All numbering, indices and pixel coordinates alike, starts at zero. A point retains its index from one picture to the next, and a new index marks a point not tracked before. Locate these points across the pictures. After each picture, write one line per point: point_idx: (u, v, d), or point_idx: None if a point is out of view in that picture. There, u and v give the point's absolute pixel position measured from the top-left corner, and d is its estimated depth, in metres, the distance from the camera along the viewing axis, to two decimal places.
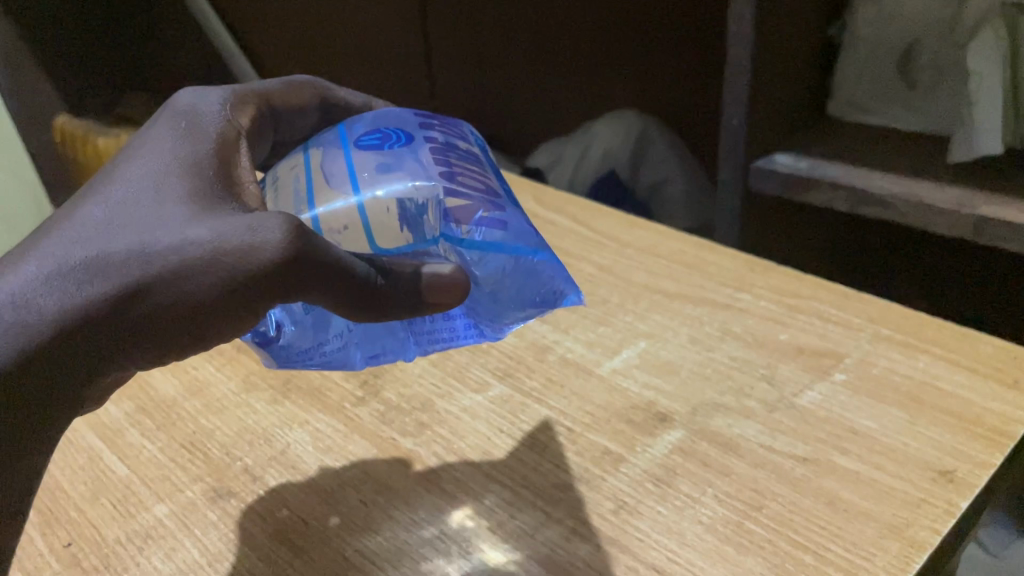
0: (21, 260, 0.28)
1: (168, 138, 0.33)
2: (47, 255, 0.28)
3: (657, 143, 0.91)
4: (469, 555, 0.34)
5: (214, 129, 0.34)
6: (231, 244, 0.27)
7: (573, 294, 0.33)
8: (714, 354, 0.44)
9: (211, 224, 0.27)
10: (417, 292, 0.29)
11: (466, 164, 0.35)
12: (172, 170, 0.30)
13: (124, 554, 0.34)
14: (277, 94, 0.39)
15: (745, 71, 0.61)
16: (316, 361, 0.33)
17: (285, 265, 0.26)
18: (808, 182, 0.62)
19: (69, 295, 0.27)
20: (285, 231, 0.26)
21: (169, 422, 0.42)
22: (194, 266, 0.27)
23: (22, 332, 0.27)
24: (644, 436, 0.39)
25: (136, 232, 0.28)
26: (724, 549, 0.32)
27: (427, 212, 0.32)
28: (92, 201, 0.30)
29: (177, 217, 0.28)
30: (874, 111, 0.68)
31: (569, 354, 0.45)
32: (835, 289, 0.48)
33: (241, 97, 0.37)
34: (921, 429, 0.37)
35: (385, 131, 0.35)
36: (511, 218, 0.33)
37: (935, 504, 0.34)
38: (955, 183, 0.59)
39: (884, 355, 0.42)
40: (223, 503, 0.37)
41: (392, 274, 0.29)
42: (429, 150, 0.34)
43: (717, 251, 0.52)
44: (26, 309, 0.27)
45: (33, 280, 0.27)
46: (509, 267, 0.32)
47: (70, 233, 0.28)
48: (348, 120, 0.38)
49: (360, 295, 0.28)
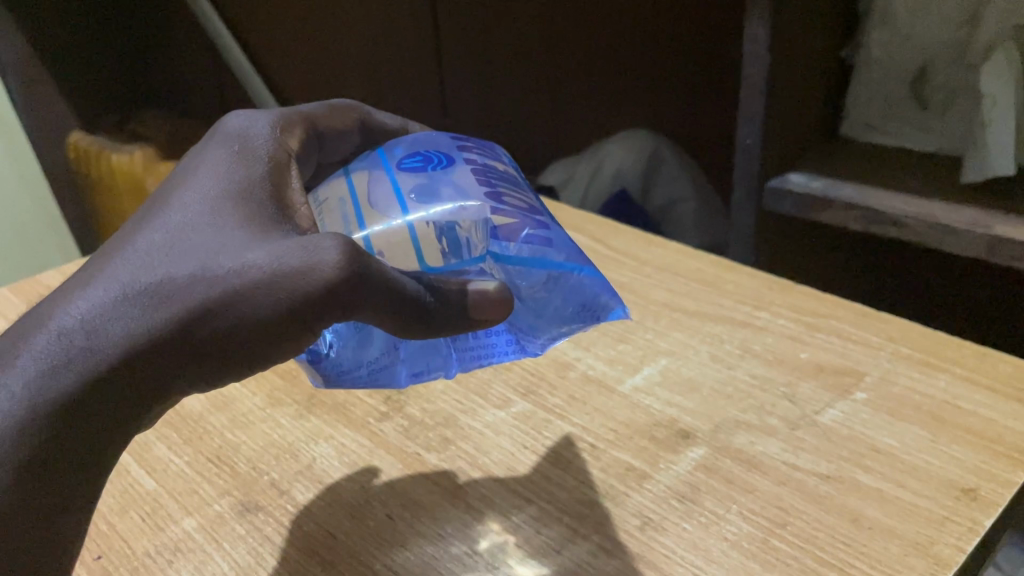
0: (88, 285, 0.29)
1: (221, 163, 0.33)
2: (113, 281, 0.28)
3: (669, 162, 0.92)
4: (497, 571, 0.34)
5: (264, 152, 0.34)
6: (291, 266, 0.27)
7: (619, 307, 0.33)
8: (735, 372, 0.44)
9: (270, 247, 0.28)
10: (465, 309, 0.30)
11: (506, 185, 0.37)
12: (228, 196, 0.31)
13: (154, 566, 0.35)
14: (321, 117, 0.40)
15: (761, 89, 0.61)
16: (363, 379, 0.34)
17: (341, 285, 0.27)
18: (822, 201, 0.63)
19: (134, 319, 0.27)
20: (343, 253, 0.27)
21: (196, 436, 0.42)
22: (256, 289, 0.27)
23: (89, 356, 0.27)
24: (668, 452, 0.39)
25: (198, 257, 0.28)
26: (750, 566, 0.33)
27: (474, 231, 0.33)
28: (153, 227, 0.31)
29: (237, 241, 0.29)
30: (887, 132, 0.68)
31: (590, 371, 0.45)
32: (853, 308, 0.48)
33: (287, 120, 0.38)
34: (943, 447, 0.38)
35: (426, 154, 0.37)
36: (554, 236, 0.35)
37: (959, 522, 0.34)
38: (969, 204, 0.59)
39: (904, 374, 0.43)
40: (251, 517, 0.37)
41: (441, 293, 0.30)
42: (471, 172, 0.36)
43: (735, 269, 0.53)
44: (93, 336, 0.27)
45: (99, 307, 0.28)
46: (553, 282, 0.33)
47: (132, 259, 0.29)
48: (386, 145, 0.40)
49: (412, 313, 0.29)
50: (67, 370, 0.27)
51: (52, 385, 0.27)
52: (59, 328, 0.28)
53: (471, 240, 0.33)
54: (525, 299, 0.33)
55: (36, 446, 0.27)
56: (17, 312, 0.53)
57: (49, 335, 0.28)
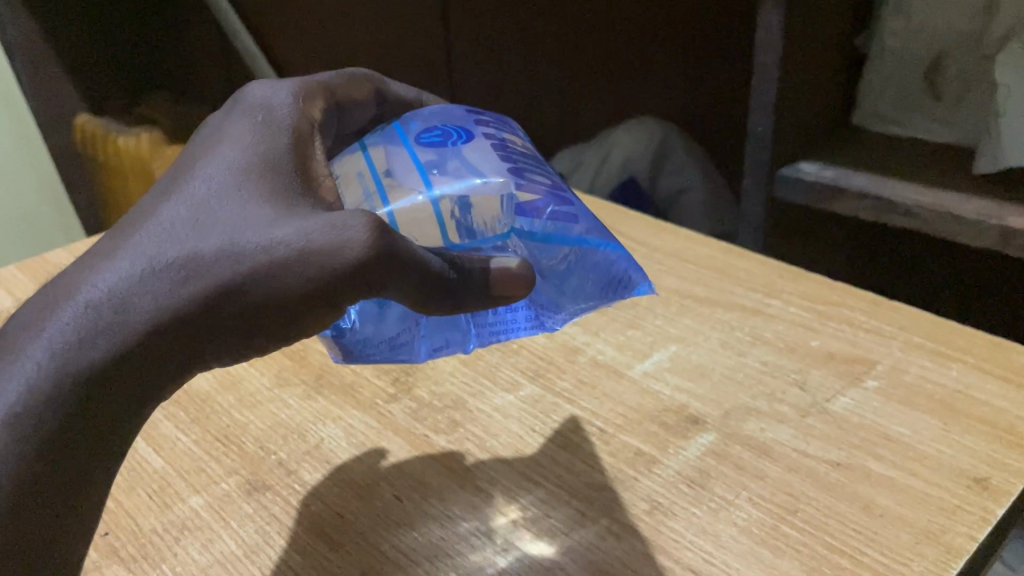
0: (111, 255, 0.28)
1: (243, 134, 0.33)
2: (139, 253, 0.28)
3: (678, 150, 0.92)
4: (507, 552, 0.34)
5: (288, 124, 0.34)
6: (320, 244, 0.27)
7: (644, 283, 0.33)
8: (745, 358, 0.44)
9: (296, 224, 0.28)
10: (486, 285, 0.30)
11: (524, 159, 0.37)
12: (253, 169, 0.31)
13: (160, 544, 0.35)
14: (340, 87, 0.39)
15: (774, 76, 0.61)
16: (383, 354, 0.34)
17: (371, 264, 0.27)
18: (833, 190, 0.62)
19: (162, 294, 0.27)
20: (371, 231, 0.27)
21: (203, 414, 0.42)
22: (285, 267, 0.27)
23: (116, 331, 0.26)
24: (677, 438, 0.39)
25: (225, 231, 0.28)
26: (760, 551, 0.33)
27: (499, 210, 0.32)
28: (176, 198, 0.30)
29: (264, 216, 0.28)
30: (899, 121, 0.68)
31: (599, 356, 0.45)
32: (866, 296, 0.48)
33: (309, 90, 0.37)
34: (955, 437, 0.37)
35: (445, 129, 0.37)
36: (577, 211, 0.34)
37: (971, 511, 0.34)
38: (981, 194, 0.59)
39: (917, 363, 0.42)
40: (259, 496, 0.37)
41: (464, 269, 0.29)
42: (490, 146, 0.36)
43: (746, 257, 0.53)
44: (119, 310, 0.26)
45: (125, 278, 0.27)
46: (575, 258, 0.33)
47: (159, 231, 0.28)
48: (403, 117, 0.40)
49: (436, 288, 0.28)
50: (94, 345, 0.26)
51: (79, 359, 0.26)
52: (82, 299, 0.27)
53: (491, 219, 0.32)
54: (547, 274, 0.34)
55: (60, 420, 0.26)
56: (25, 290, 0.53)
57: (71, 307, 0.27)
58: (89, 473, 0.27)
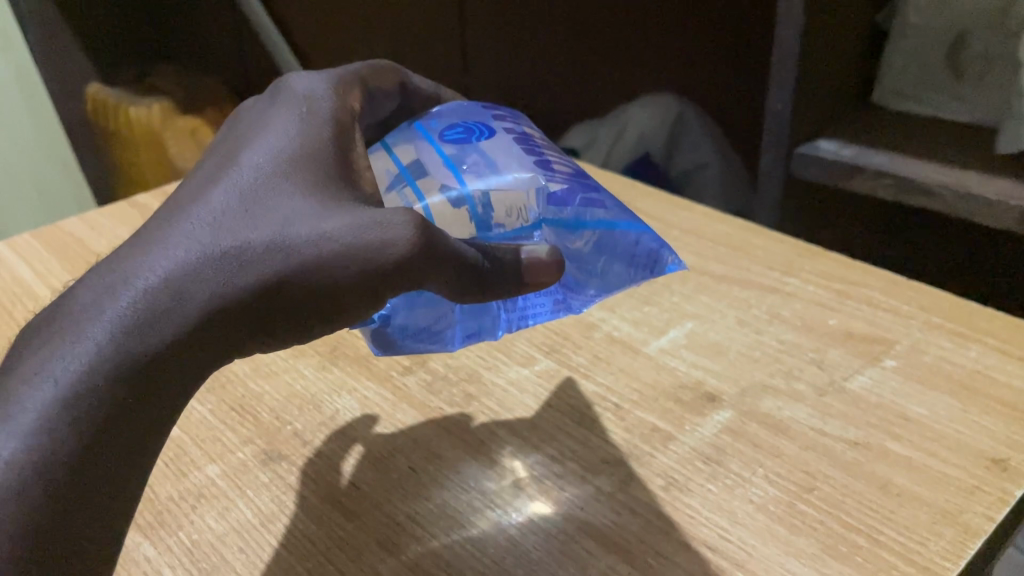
0: (163, 240, 0.27)
1: (286, 122, 0.32)
2: (193, 240, 0.27)
3: (694, 127, 0.91)
4: (516, 511, 0.34)
5: (328, 113, 0.33)
6: (368, 241, 0.27)
7: (675, 261, 0.33)
8: (762, 337, 0.43)
9: (344, 218, 0.28)
10: (518, 272, 0.29)
11: (546, 151, 0.37)
12: (297, 157, 0.30)
13: (177, 511, 0.35)
14: (368, 75, 0.39)
15: (794, 54, 0.60)
16: (420, 342, 0.33)
17: (413, 262, 0.27)
18: (850, 170, 0.62)
19: (217, 284, 0.26)
20: (416, 229, 0.27)
21: (218, 384, 0.42)
22: (334, 260, 0.27)
23: (171, 317, 0.26)
24: (693, 415, 0.39)
25: (274, 220, 0.27)
26: (776, 529, 0.33)
27: (530, 199, 0.32)
28: (223, 185, 0.29)
29: (311, 208, 0.28)
30: (919, 100, 0.67)
31: (614, 332, 0.45)
32: (884, 276, 0.47)
33: (344, 79, 0.36)
34: (974, 417, 0.37)
35: (466, 125, 0.36)
36: (604, 198, 0.34)
37: (989, 492, 0.33)
38: (1002, 174, 0.58)
39: (935, 344, 0.42)
40: (275, 466, 0.37)
41: (496, 257, 0.29)
42: (513, 140, 0.35)
43: (763, 235, 0.52)
44: (176, 297, 0.26)
45: (182, 265, 0.26)
46: (604, 241, 0.33)
47: (210, 218, 0.28)
48: (424, 117, 0.39)
49: (467, 281, 0.29)
50: (150, 330, 0.26)
51: (133, 344, 0.25)
52: (139, 283, 0.26)
53: (523, 209, 0.32)
54: (574, 259, 0.33)
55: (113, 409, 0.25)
56: (39, 258, 0.53)
57: (128, 291, 0.26)
58: (133, 468, 0.26)
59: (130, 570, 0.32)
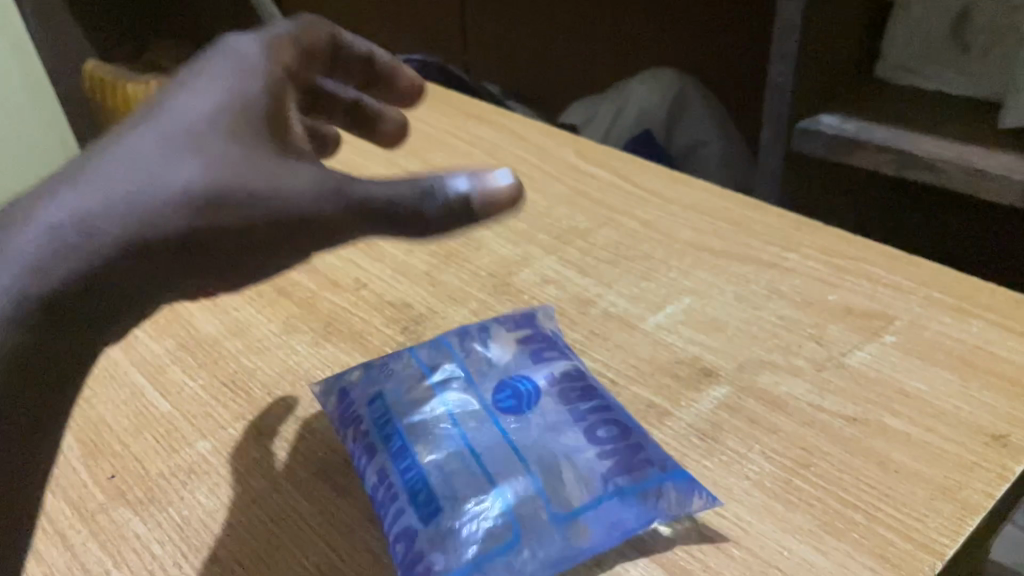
0: (65, 174, 0.26)
1: (215, 70, 0.31)
2: (100, 170, 0.25)
3: (696, 102, 0.89)
4: None
5: (259, 69, 0.32)
6: (295, 197, 0.26)
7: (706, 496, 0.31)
8: (761, 312, 0.43)
9: (265, 168, 0.27)
10: (466, 213, 0.27)
11: (561, 370, 0.35)
12: (224, 103, 0.29)
13: (167, 487, 0.34)
14: (290, 51, 0.38)
15: (797, 25, 0.59)
16: (404, 493, 0.30)
17: (339, 218, 0.27)
18: (852, 144, 0.61)
19: (129, 221, 0.25)
20: (338, 188, 0.27)
21: (210, 359, 0.41)
22: (254, 214, 0.26)
23: (79, 256, 0.25)
24: (689, 391, 0.38)
25: (181, 168, 0.26)
26: (772, 505, 0.32)
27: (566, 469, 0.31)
28: (136, 119, 0.27)
29: (232, 153, 0.27)
30: (922, 74, 0.66)
31: (611, 308, 0.44)
32: (884, 251, 0.47)
33: (274, 46, 0.36)
34: (974, 393, 0.37)
35: (488, 342, 0.37)
36: (624, 452, 0.31)
37: (988, 468, 0.33)
38: (1006, 148, 0.57)
39: (936, 319, 0.41)
40: (267, 441, 0.37)
41: (424, 184, 0.27)
42: (528, 354, 0.36)
43: (763, 209, 0.51)
44: (85, 234, 0.25)
45: (87, 199, 0.25)
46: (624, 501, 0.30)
47: (120, 150, 0.26)
48: (431, 334, 0.38)
49: (394, 219, 0.27)
50: (59, 263, 0.24)
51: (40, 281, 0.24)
52: (43, 218, 0.25)
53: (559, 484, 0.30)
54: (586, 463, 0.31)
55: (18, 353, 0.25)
56: None
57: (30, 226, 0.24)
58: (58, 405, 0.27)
59: (120, 548, 0.32)
